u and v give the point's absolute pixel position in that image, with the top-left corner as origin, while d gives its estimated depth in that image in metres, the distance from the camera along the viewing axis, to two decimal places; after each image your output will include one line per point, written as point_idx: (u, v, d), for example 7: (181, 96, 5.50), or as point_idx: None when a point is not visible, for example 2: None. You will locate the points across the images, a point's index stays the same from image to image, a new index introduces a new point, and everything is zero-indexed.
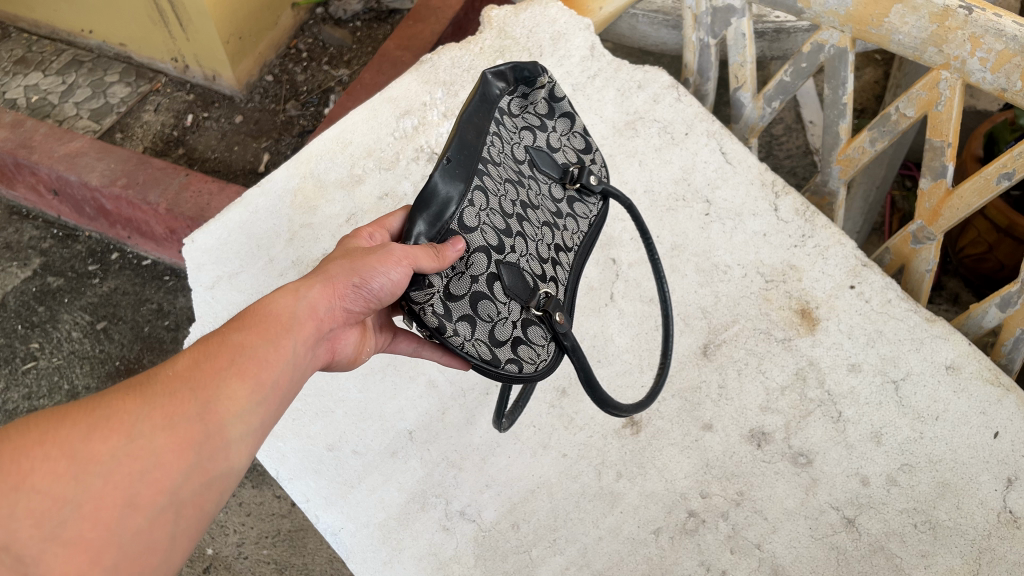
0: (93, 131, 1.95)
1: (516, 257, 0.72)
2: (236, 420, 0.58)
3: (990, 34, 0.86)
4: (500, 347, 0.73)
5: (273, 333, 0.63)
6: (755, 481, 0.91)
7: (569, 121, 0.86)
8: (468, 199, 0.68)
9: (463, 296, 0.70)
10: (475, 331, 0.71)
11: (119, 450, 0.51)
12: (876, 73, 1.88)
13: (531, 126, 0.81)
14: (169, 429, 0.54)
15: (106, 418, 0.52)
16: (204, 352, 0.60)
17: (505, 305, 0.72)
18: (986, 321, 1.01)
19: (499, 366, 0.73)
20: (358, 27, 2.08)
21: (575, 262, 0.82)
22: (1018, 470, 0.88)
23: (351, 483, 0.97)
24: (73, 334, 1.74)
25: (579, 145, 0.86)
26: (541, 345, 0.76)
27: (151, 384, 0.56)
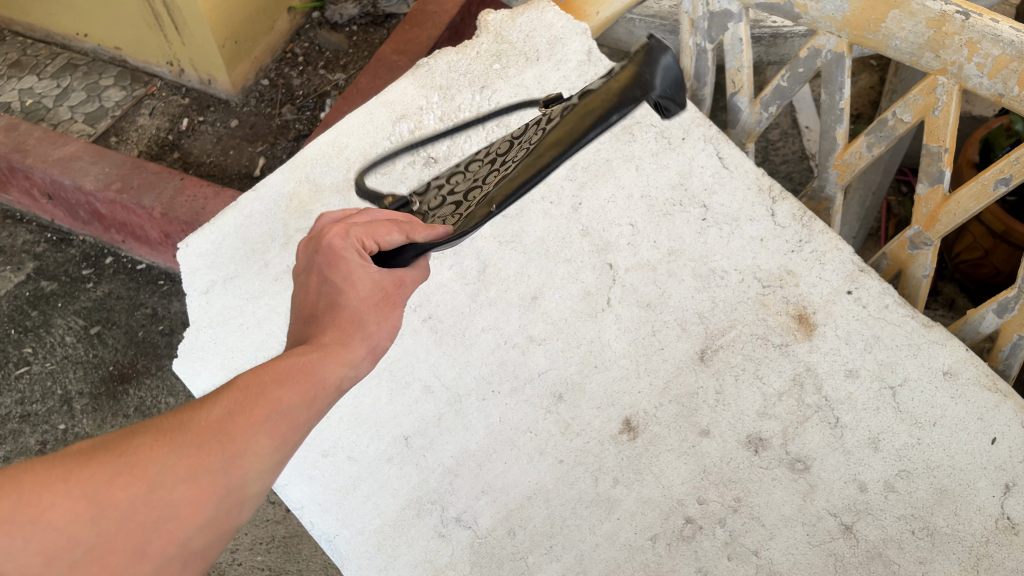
0: (88, 135, 1.94)
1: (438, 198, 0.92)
2: (259, 477, 0.59)
3: (988, 39, 0.86)
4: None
5: (314, 391, 0.64)
6: (752, 487, 0.91)
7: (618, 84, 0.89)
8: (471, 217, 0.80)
9: None
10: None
11: (137, 500, 0.53)
12: (871, 78, 1.88)
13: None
14: (192, 480, 0.56)
15: (131, 464, 0.54)
16: (243, 400, 0.61)
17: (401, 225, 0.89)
18: (983, 326, 1.00)
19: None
20: (354, 32, 2.07)
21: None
22: (1016, 477, 0.87)
23: (347, 490, 0.97)
24: (66, 339, 1.73)
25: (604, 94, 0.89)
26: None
27: (183, 431, 0.57)
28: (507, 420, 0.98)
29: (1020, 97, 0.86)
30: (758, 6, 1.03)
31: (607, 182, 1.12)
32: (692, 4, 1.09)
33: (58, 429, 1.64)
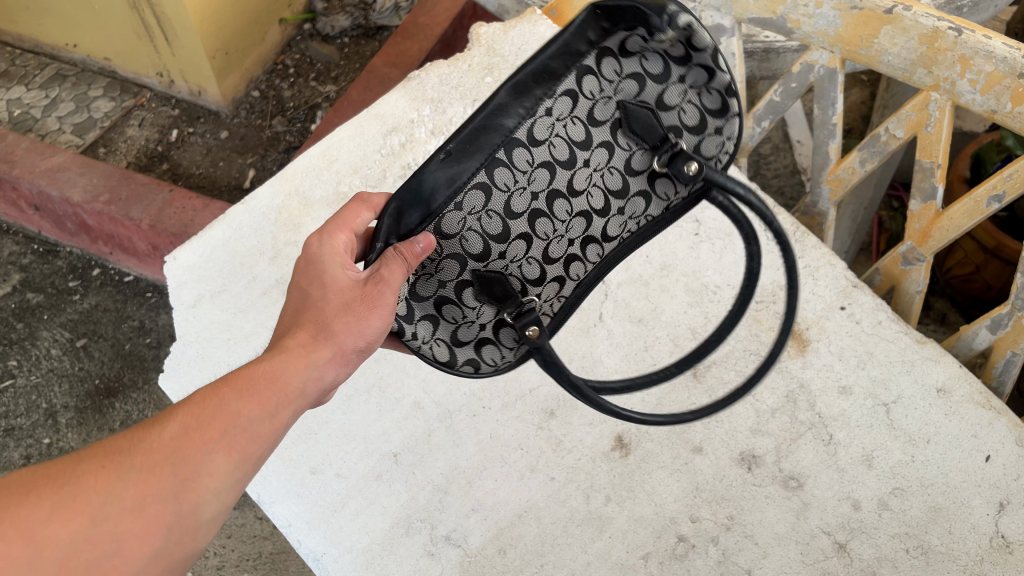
0: (76, 145, 1.92)
1: (501, 265, 0.73)
2: (213, 499, 0.58)
3: (980, 55, 0.85)
4: (461, 347, 0.79)
5: (271, 403, 0.63)
6: (745, 505, 0.90)
7: (707, 75, 0.74)
8: (456, 203, 0.68)
9: (429, 296, 0.74)
10: (436, 332, 0.77)
11: (80, 535, 0.52)
12: (862, 93, 1.89)
13: (644, 74, 0.72)
14: (139, 511, 0.54)
15: (73, 496, 0.53)
16: (195, 418, 0.59)
17: (472, 309, 0.76)
18: (977, 342, 1.00)
19: (454, 364, 0.81)
20: (345, 44, 2.08)
21: (593, 275, 0.81)
22: (1010, 495, 0.87)
23: (335, 507, 0.95)
24: (52, 352, 1.71)
25: (709, 103, 0.76)
26: (509, 348, 0.80)
27: (130, 455, 0.56)
28: (498, 436, 0.97)
29: (1013, 113, 0.86)
30: (751, 21, 1.03)
31: None
32: None
33: (42, 444, 1.61)
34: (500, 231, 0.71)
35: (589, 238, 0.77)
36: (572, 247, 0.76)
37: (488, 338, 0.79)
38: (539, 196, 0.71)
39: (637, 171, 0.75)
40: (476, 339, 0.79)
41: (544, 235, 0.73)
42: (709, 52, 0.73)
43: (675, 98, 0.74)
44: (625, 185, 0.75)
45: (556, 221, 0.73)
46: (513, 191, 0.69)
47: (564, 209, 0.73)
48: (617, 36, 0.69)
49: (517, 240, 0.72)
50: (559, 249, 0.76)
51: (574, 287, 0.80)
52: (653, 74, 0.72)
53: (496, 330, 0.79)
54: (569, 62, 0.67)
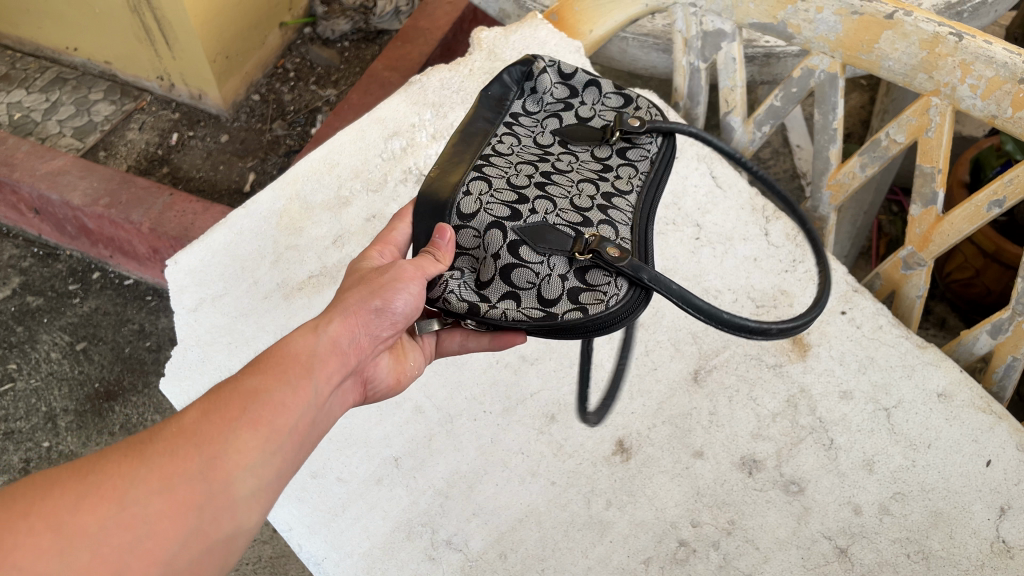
0: (76, 148, 1.92)
1: (540, 217, 0.71)
2: (244, 474, 0.56)
3: (981, 61, 0.86)
4: (557, 304, 0.69)
5: (291, 375, 0.61)
6: (746, 510, 0.90)
7: (597, 88, 0.88)
8: (465, 191, 0.73)
9: (494, 277, 0.71)
10: (522, 304, 0.70)
11: (110, 521, 0.49)
12: (862, 98, 1.89)
13: (556, 114, 0.86)
14: (168, 491, 0.52)
15: (98, 485, 0.50)
16: (213, 402, 0.58)
17: (542, 263, 0.69)
18: (977, 347, 1.00)
19: (558, 318, 0.69)
20: (346, 48, 2.09)
21: (641, 224, 0.74)
22: (1011, 499, 0.87)
23: (336, 511, 0.94)
24: (52, 355, 1.70)
25: (616, 103, 0.87)
26: (608, 285, 0.69)
27: (152, 442, 0.54)
28: (499, 441, 0.97)
29: (1013, 118, 0.86)
30: (751, 26, 1.03)
31: None
32: (684, 24, 1.09)
33: (42, 447, 1.61)
34: (519, 197, 0.72)
35: (610, 195, 0.75)
36: (602, 202, 0.74)
37: (580, 288, 0.69)
38: (534, 176, 0.75)
39: (605, 156, 0.81)
40: (568, 292, 0.69)
41: (562, 195, 0.73)
42: (581, 74, 0.88)
43: (589, 113, 0.86)
44: (607, 167, 0.80)
45: (566, 187, 0.74)
46: (508, 176, 0.74)
47: (568, 181, 0.76)
48: (515, 102, 0.86)
49: (539, 200, 0.72)
50: (590, 202, 0.73)
51: (631, 231, 0.73)
52: (560, 110, 0.86)
53: (583, 276, 0.69)
54: (492, 120, 0.83)
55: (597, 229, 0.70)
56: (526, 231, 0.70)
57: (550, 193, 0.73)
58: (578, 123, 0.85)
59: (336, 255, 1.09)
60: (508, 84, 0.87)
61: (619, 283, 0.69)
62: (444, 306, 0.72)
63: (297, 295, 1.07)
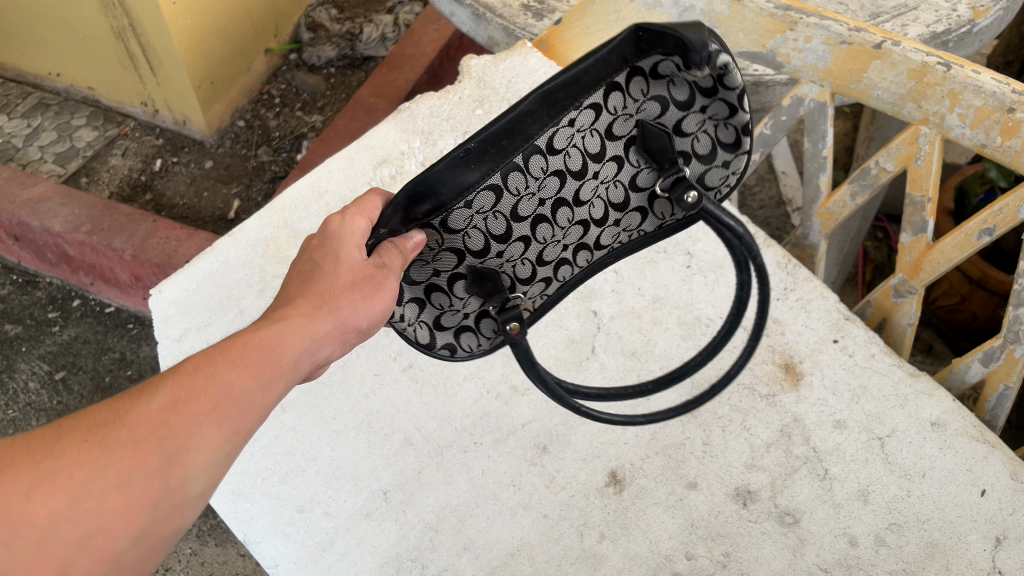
0: (58, 175, 1.89)
1: (498, 262, 0.75)
2: (200, 474, 0.59)
3: (969, 90, 0.86)
4: (443, 332, 0.83)
5: (263, 375, 0.64)
6: (740, 542, 0.88)
7: (730, 112, 0.75)
8: (469, 200, 0.68)
9: (423, 281, 0.77)
10: (420, 314, 0.81)
11: (60, 513, 0.53)
12: (845, 125, 1.91)
13: (668, 99, 0.72)
14: (123, 487, 0.55)
15: (53, 472, 0.54)
16: (184, 391, 0.60)
17: (460, 300, 0.79)
18: (969, 375, 0.99)
19: (431, 346, 0.85)
20: (332, 74, 2.08)
21: (576, 278, 0.83)
22: (1006, 530, 0.86)
23: (323, 546, 0.93)
24: (30, 385, 1.67)
25: (726, 137, 0.77)
26: (485, 339, 0.84)
27: (117, 429, 0.57)
28: (490, 472, 0.96)
29: (1002, 147, 0.87)
30: (741, 55, 1.03)
31: None
32: None
33: None
34: (502, 233, 0.72)
35: (582, 245, 0.79)
36: (566, 251, 0.78)
37: (468, 329, 0.83)
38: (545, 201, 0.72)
39: (640, 187, 0.76)
40: (458, 329, 0.82)
41: (541, 239, 0.75)
42: (737, 92, 0.73)
43: (692, 125, 0.75)
44: (623, 202, 0.76)
45: (554, 229, 0.75)
46: (520, 197, 0.70)
47: (564, 219, 0.75)
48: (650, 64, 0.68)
49: (516, 243, 0.74)
50: (553, 254, 0.78)
51: (558, 286, 0.83)
52: (672, 102, 0.72)
53: (480, 322, 0.82)
54: (599, 79, 0.67)
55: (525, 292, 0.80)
56: (477, 274, 0.75)
57: (535, 234, 0.74)
58: (670, 130, 0.73)
59: None
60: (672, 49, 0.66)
61: (492, 341, 0.84)
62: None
63: None
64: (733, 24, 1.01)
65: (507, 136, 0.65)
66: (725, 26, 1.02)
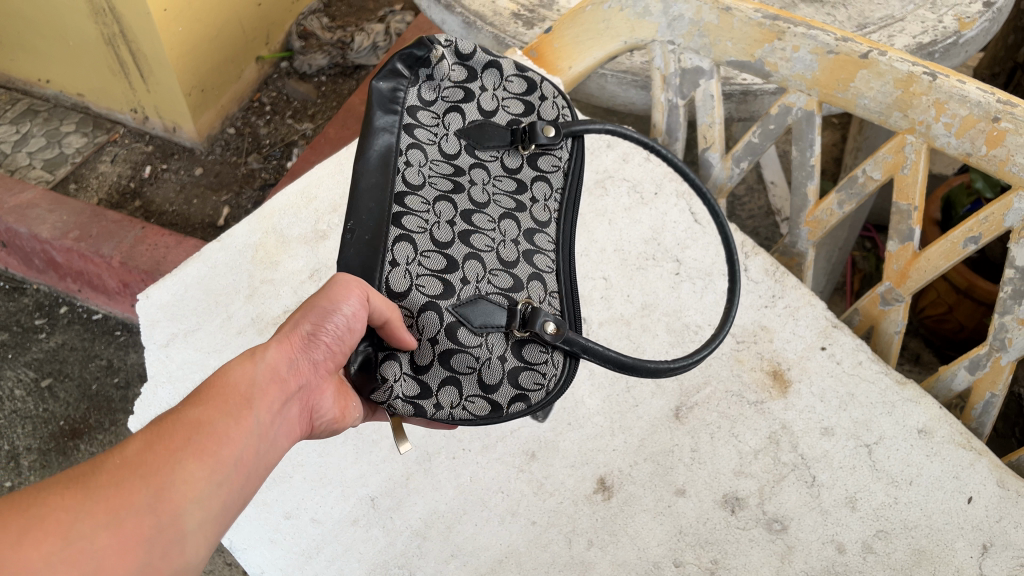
0: (46, 181, 1.88)
1: (472, 289, 0.75)
2: (192, 507, 0.55)
3: (955, 99, 0.87)
4: (498, 390, 0.75)
5: (230, 405, 0.61)
6: (729, 549, 0.88)
7: (498, 70, 0.87)
8: (390, 260, 0.74)
9: (431, 362, 0.74)
10: (463, 390, 0.74)
11: (55, 557, 0.48)
12: (834, 136, 1.92)
13: (454, 103, 0.84)
14: (114, 527, 0.51)
15: (41, 519, 0.49)
16: (155, 432, 0.57)
17: (480, 347, 0.74)
18: (956, 383, 1.00)
19: (503, 411, 0.76)
20: (323, 82, 2.09)
21: (563, 263, 0.84)
22: (992, 537, 0.86)
23: (310, 554, 0.92)
24: (15, 392, 1.65)
25: (519, 87, 0.88)
26: (546, 363, 0.77)
27: (96, 473, 0.53)
28: (478, 479, 0.95)
29: (987, 156, 0.88)
30: (729, 64, 1.03)
31: (580, 237, 1.11)
32: (663, 61, 1.09)
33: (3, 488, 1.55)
34: (447, 264, 0.75)
35: (531, 231, 0.83)
36: (523, 247, 0.82)
37: (519, 366, 0.76)
38: (455, 221, 0.78)
39: (516, 168, 0.86)
40: (509, 375, 0.75)
41: (488, 248, 0.79)
42: (479, 54, 0.86)
43: (490, 103, 0.86)
44: (521, 185, 0.85)
45: (489, 233, 0.79)
46: (430, 228, 0.76)
47: (488, 222, 0.80)
48: (408, 93, 0.81)
49: (469, 261, 0.76)
50: (513, 253, 0.80)
51: (556, 279, 0.83)
52: (460, 100, 0.84)
53: (520, 351, 0.76)
54: (388, 122, 0.79)
55: (527, 292, 0.78)
56: (462, 310, 0.74)
57: (477, 247, 0.78)
58: (482, 119, 0.85)
59: (312, 289, 1.07)
60: (405, 71, 0.81)
61: (555, 359, 0.77)
62: (389, 409, 0.74)
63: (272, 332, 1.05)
64: (722, 33, 1.01)
65: (365, 205, 0.75)
66: (713, 36, 1.02)
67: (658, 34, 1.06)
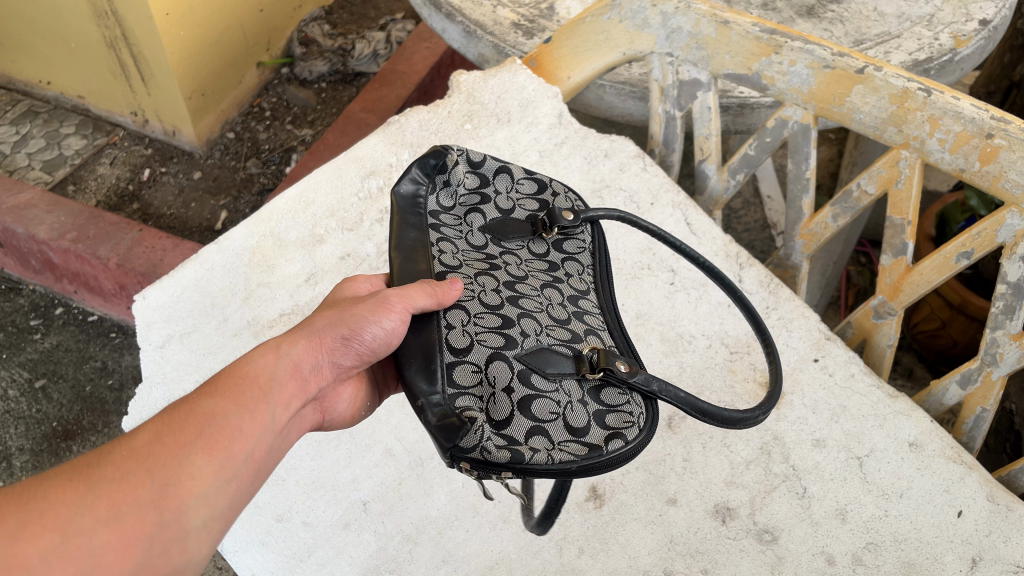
0: (45, 182, 1.88)
1: (534, 340, 0.71)
2: (197, 503, 0.56)
3: (949, 116, 0.88)
4: (588, 432, 0.68)
5: (246, 399, 0.62)
6: (719, 558, 0.88)
7: (509, 174, 0.86)
8: (447, 324, 0.71)
9: (512, 414, 0.67)
10: (553, 437, 0.67)
11: (51, 551, 0.50)
12: (830, 151, 1.93)
13: (473, 207, 0.84)
14: (114, 522, 0.52)
15: (40, 512, 0.51)
16: (167, 425, 0.58)
17: (559, 392, 0.69)
18: (947, 398, 1.00)
19: (604, 451, 0.67)
20: (323, 89, 2.10)
21: (615, 323, 0.79)
22: (982, 551, 0.86)
23: (301, 557, 0.92)
24: (8, 393, 1.65)
25: (531, 189, 0.86)
26: (628, 403, 0.70)
27: (102, 465, 0.54)
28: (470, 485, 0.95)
29: (980, 172, 0.88)
30: (727, 76, 1.04)
31: None
32: (661, 72, 1.10)
33: None
34: (503, 321, 0.72)
35: (574, 298, 0.80)
36: (571, 308, 0.78)
37: (602, 410, 0.70)
38: (501, 290, 0.75)
39: (544, 252, 0.83)
40: (595, 417, 0.69)
41: (538, 308, 0.75)
42: (489, 160, 0.85)
43: (506, 203, 0.85)
44: (552, 265, 0.83)
45: (534, 297, 0.76)
46: (478, 294, 0.74)
47: (531, 289, 0.77)
48: (428, 200, 0.82)
49: (523, 318, 0.73)
50: (563, 313, 0.76)
51: (610, 335, 0.77)
52: (477, 203, 0.84)
53: (599, 397, 0.70)
54: (412, 227, 0.80)
55: (588, 341, 0.74)
56: (529, 358, 0.69)
57: (527, 308, 0.74)
58: (501, 216, 0.84)
59: (307, 293, 1.08)
60: (418, 179, 0.82)
61: (636, 399, 0.71)
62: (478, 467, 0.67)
63: (267, 334, 1.05)
64: (720, 46, 1.02)
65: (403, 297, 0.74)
66: (712, 48, 1.03)
67: (657, 45, 1.07)
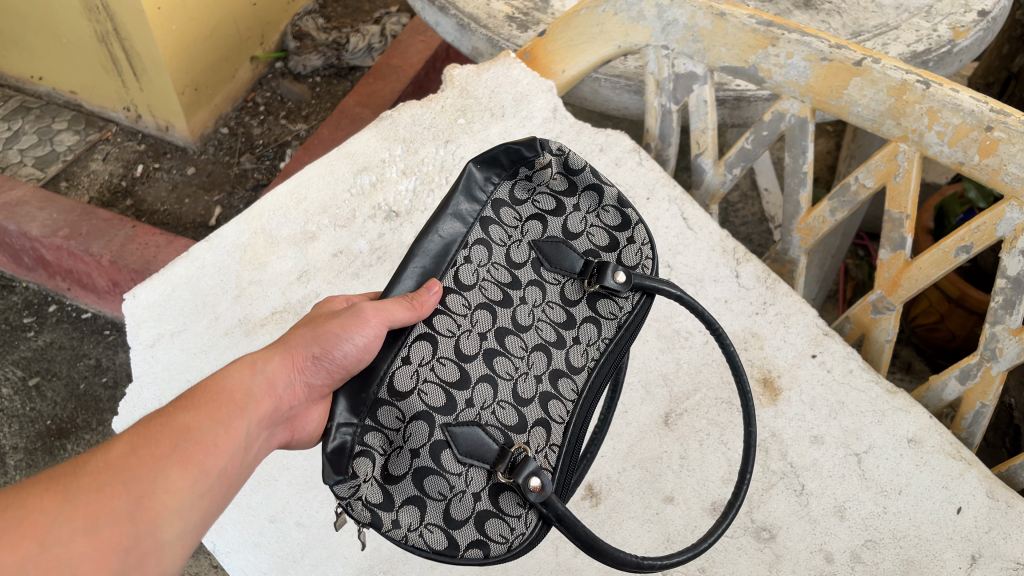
0: (37, 179, 1.86)
1: (473, 414, 0.70)
2: (171, 517, 0.57)
3: (948, 108, 0.86)
4: (461, 528, 0.70)
5: (221, 414, 0.63)
6: (717, 557, 0.88)
7: (598, 195, 0.82)
8: (403, 357, 0.69)
9: (405, 476, 0.69)
10: (425, 515, 0.69)
11: (28, 561, 0.50)
12: (828, 144, 1.92)
13: (542, 211, 0.80)
14: (91, 534, 0.53)
15: (18, 520, 0.51)
16: (145, 437, 0.58)
17: (459, 479, 0.69)
18: (946, 393, 0.99)
19: (458, 551, 0.71)
20: (317, 83, 2.08)
21: (580, 414, 0.78)
22: (981, 548, 0.86)
23: (294, 558, 0.91)
24: (2, 391, 1.64)
25: (612, 222, 0.83)
26: (518, 518, 0.71)
27: (79, 477, 0.55)
28: None
29: (980, 165, 0.87)
30: (722, 69, 1.03)
31: None
32: (656, 66, 1.08)
33: None
34: (460, 379, 0.71)
35: (558, 373, 0.77)
36: (543, 386, 0.76)
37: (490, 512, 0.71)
38: (486, 340, 0.73)
39: (574, 299, 0.80)
40: (476, 517, 0.70)
41: (507, 375, 0.73)
42: (588, 172, 0.81)
43: (578, 224, 0.81)
44: (570, 318, 0.79)
45: (514, 360, 0.74)
46: (459, 335, 0.72)
47: (519, 348, 0.75)
48: (501, 187, 0.78)
49: (482, 384, 0.71)
50: (530, 389, 0.75)
51: (563, 431, 0.76)
52: (548, 210, 0.80)
53: (496, 498, 0.71)
54: (469, 212, 0.76)
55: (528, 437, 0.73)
56: (455, 431, 0.69)
57: (496, 371, 0.73)
58: (562, 238, 0.80)
59: (300, 291, 1.07)
60: (503, 162, 0.78)
61: (528, 518, 0.71)
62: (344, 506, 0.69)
63: (259, 333, 1.05)
64: (716, 38, 1.01)
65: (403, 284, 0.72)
66: (707, 41, 1.02)
67: (652, 38, 1.06)
